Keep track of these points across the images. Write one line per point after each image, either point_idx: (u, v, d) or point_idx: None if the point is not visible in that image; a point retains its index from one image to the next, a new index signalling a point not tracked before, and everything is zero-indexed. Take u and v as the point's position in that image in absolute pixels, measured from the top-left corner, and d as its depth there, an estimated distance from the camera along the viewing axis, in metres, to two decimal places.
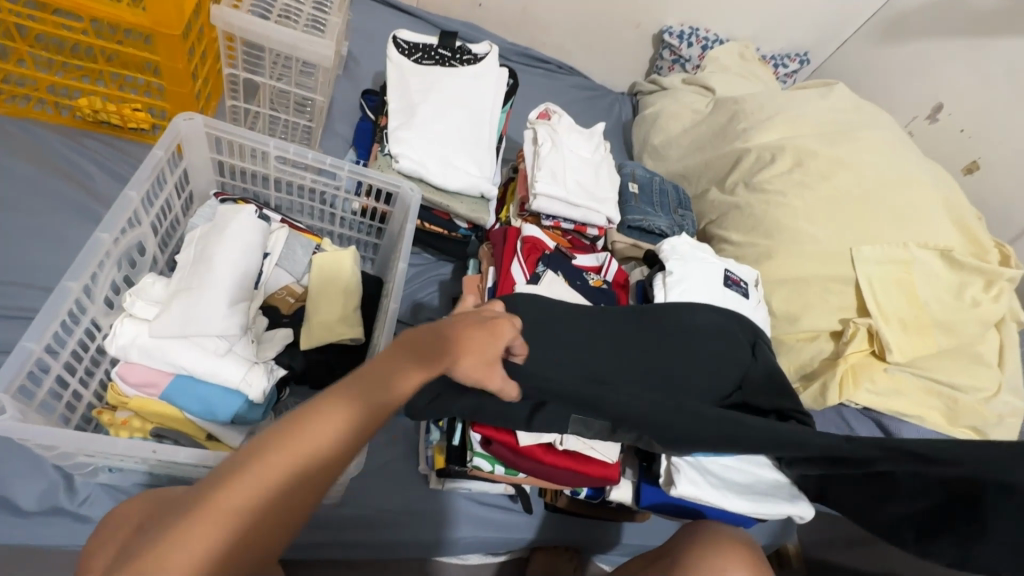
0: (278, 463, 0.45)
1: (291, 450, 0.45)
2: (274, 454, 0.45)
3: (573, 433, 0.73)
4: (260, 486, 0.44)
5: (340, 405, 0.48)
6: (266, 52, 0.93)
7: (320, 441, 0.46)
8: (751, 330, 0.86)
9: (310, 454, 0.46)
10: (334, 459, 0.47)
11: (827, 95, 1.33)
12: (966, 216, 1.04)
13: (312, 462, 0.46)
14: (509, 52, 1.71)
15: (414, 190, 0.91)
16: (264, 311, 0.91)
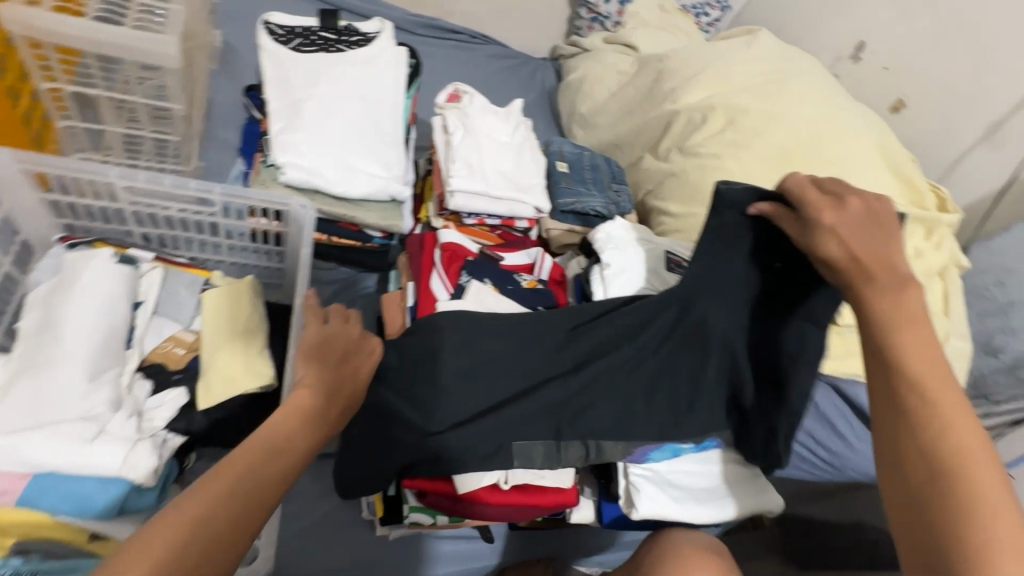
0: (238, 463, 0.42)
1: (244, 455, 0.43)
2: (231, 463, 0.42)
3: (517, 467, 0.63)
4: (224, 491, 0.40)
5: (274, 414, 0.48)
6: (92, 58, 0.75)
7: (271, 431, 0.46)
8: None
9: (264, 453, 0.44)
10: (287, 446, 0.46)
11: (751, 44, 1.26)
12: (900, 162, 1.01)
13: (265, 455, 0.44)
14: (413, 24, 1.55)
15: (306, 207, 0.77)
16: (146, 371, 0.76)
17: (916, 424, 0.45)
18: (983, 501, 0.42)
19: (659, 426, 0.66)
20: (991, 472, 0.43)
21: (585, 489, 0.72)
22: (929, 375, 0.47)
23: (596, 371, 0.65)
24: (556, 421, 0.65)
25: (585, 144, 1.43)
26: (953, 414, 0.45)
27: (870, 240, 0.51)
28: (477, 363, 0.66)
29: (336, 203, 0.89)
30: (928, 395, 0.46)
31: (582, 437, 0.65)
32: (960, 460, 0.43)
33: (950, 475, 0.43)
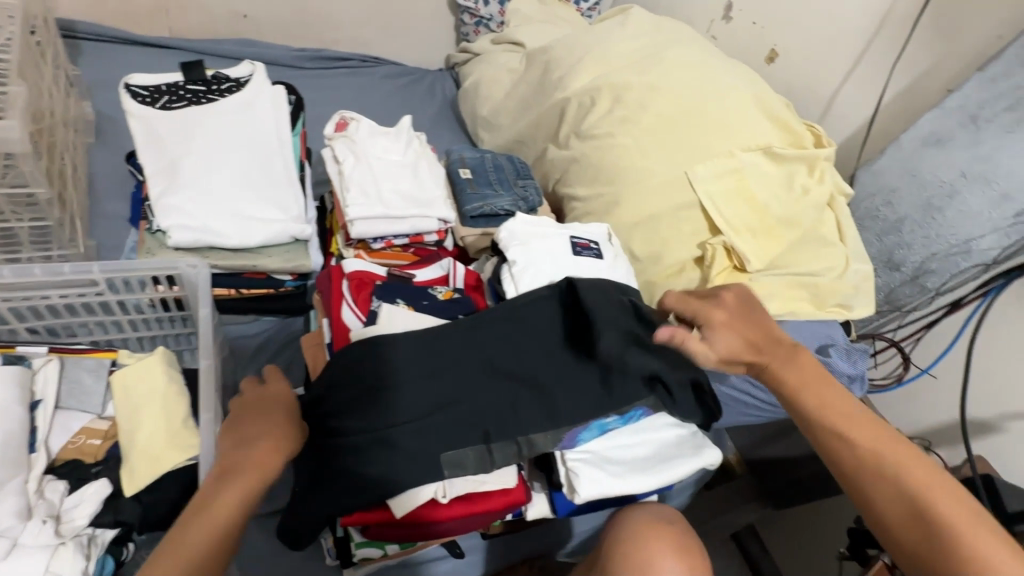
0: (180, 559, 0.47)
1: (187, 547, 0.48)
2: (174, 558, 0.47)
3: (450, 476, 0.65)
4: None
5: (220, 497, 0.52)
6: None
7: (216, 516, 0.50)
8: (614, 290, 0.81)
9: (206, 543, 0.49)
10: (229, 531, 0.51)
11: (625, 22, 1.30)
12: (775, 108, 1.06)
13: (212, 545, 0.49)
14: (299, 59, 1.52)
15: (196, 267, 0.75)
16: (61, 471, 0.72)
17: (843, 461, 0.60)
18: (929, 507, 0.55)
19: (585, 400, 0.69)
20: (899, 456, 0.58)
21: (533, 484, 0.74)
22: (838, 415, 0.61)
23: (508, 367, 0.70)
24: (482, 423, 0.67)
25: (493, 146, 1.44)
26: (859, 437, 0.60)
27: (740, 325, 0.66)
28: (392, 389, 0.67)
29: (235, 254, 0.87)
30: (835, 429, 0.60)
31: (512, 433, 0.67)
32: (881, 464, 0.58)
33: (885, 483, 0.57)
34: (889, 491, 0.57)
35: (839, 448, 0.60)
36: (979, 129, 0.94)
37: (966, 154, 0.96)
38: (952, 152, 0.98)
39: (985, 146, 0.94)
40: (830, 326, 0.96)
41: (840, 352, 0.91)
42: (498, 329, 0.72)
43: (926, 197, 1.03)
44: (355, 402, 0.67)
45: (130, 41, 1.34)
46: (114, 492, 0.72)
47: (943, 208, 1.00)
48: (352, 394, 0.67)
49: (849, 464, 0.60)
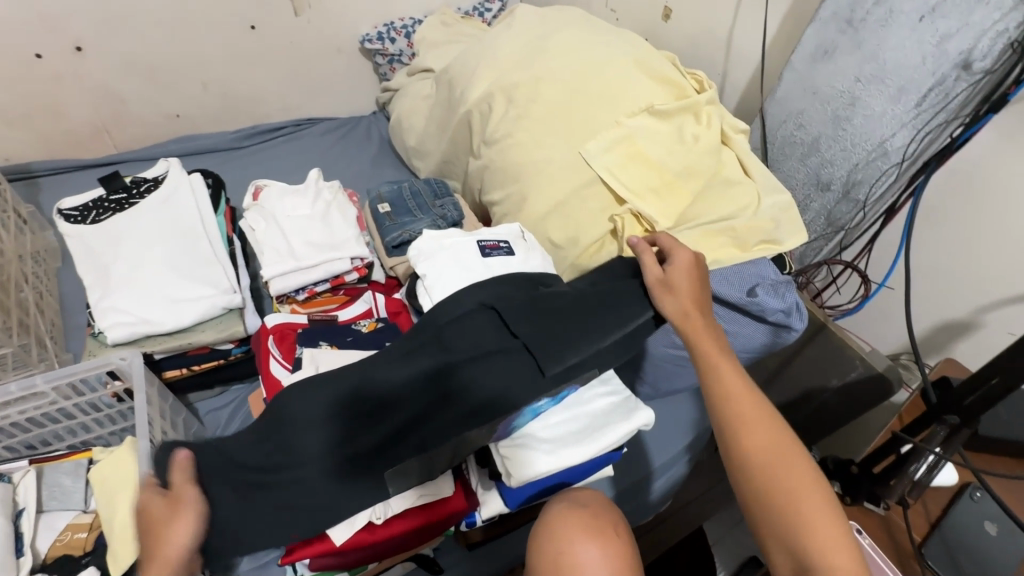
0: None
1: None
2: None
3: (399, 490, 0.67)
4: None
5: None
6: None
7: None
8: (528, 279, 0.84)
9: None
10: None
11: (511, 21, 1.32)
12: (657, 67, 1.07)
13: None
14: (237, 140, 1.62)
15: (126, 358, 0.82)
16: (54, 567, 0.79)
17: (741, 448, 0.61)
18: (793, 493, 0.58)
19: (528, 378, 0.71)
20: (805, 467, 0.60)
21: (475, 485, 0.77)
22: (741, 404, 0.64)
23: (493, 381, 0.69)
24: (442, 437, 0.67)
25: (427, 172, 1.49)
26: (766, 437, 0.61)
27: (687, 291, 0.75)
28: (376, 418, 0.65)
29: (175, 336, 0.94)
30: (745, 420, 0.62)
31: (459, 441, 0.69)
32: (775, 465, 0.60)
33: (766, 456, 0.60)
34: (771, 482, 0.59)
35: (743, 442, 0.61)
36: (858, 31, 0.91)
37: (853, 59, 0.93)
38: (841, 61, 0.95)
39: (868, 46, 0.91)
40: (759, 265, 0.94)
41: (767, 290, 0.91)
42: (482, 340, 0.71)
43: (831, 111, 0.99)
44: (329, 435, 0.63)
45: (80, 167, 1.46)
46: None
47: (850, 117, 0.96)
48: (335, 429, 0.64)
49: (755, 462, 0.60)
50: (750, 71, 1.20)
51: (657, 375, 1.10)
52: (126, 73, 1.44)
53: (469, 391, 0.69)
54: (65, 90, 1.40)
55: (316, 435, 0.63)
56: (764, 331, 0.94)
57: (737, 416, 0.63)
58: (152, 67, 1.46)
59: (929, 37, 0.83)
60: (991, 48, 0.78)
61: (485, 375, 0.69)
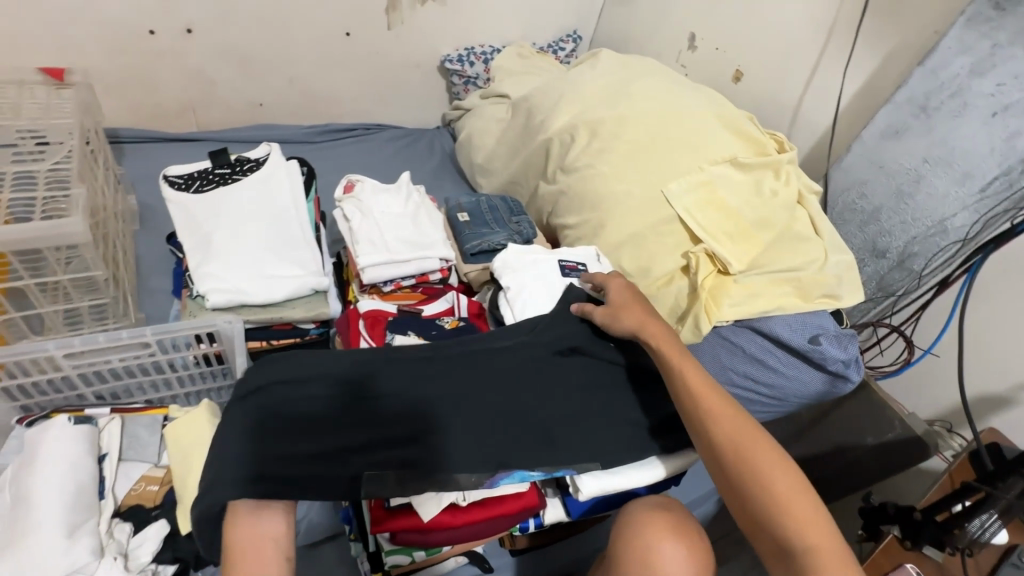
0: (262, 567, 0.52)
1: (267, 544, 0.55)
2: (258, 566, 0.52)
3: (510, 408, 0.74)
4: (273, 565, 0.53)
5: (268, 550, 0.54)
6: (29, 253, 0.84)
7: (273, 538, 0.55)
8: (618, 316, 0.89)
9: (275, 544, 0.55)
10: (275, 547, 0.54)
11: (596, 63, 1.41)
12: (738, 122, 1.16)
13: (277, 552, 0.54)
14: (311, 135, 1.69)
15: (232, 321, 0.86)
16: (125, 516, 0.80)
17: (720, 446, 0.63)
18: (764, 476, 0.60)
19: (582, 426, 0.76)
20: (770, 447, 0.62)
21: (546, 490, 0.80)
22: (731, 430, 0.63)
23: (576, 422, 0.76)
24: (533, 456, 0.72)
25: (491, 190, 1.55)
26: (737, 422, 0.64)
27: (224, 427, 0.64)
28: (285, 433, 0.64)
29: (267, 308, 0.99)
30: (718, 416, 0.65)
31: (561, 473, 0.73)
32: (745, 453, 0.62)
33: (753, 466, 0.61)
34: (759, 488, 0.60)
35: (710, 428, 0.64)
36: (930, 117, 1.00)
37: (924, 141, 1.02)
38: (910, 140, 1.04)
39: (939, 131, 1.00)
40: (820, 316, 1.00)
41: (831, 340, 0.97)
42: (531, 374, 0.78)
43: (896, 185, 1.07)
44: (242, 458, 0.59)
45: (164, 139, 1.52)
46: (172, 531, 0.80)
47: (914, 193, 1.05)
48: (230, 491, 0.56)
49: (725, 454, 0.62)
50: (816, 138, 1.28)
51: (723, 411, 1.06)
52: (224, 59, 1.52)
53: (410, 466, 0.66)
54: (165, 66, 1.47)
55: (236, 411, 0.65)
56: (821, 379, 0.99)
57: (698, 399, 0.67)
58: (247, 56, 1.54)
59: (999, 131, 0.93)
60: None
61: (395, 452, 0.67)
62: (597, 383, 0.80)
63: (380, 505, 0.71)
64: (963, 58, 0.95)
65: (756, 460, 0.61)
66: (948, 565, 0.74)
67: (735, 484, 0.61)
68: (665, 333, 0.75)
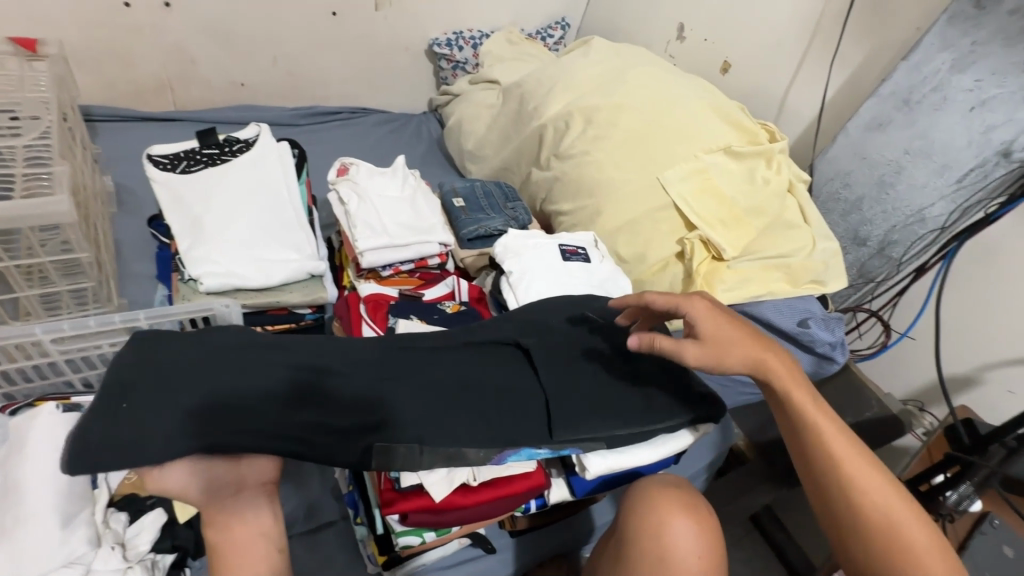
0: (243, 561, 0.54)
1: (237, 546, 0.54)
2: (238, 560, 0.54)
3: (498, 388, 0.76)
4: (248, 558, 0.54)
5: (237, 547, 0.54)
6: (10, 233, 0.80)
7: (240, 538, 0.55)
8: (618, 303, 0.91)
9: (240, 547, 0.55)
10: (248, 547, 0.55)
11: (589, 51, 1.41)
12: (730, 111, 1.18)
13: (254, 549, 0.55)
14: (295, 117, 1.64)
15: (230, 305, 0.84)
16: (118, 505, 0.78)
17: (834, 479, 0.61)
18: (891, 526, 0.58)
19: (580, 402, 0.76)
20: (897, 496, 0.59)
21: (552, 470, 0.81)
22: (856, 483, 0.60)
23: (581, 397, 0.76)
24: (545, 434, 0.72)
25: (481, 176, 1.54)
26: (861, 471, 0.60)
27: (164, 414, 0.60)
28: (232, 412, 0.62)
29: (263, 293, 0.96)
30: (844, 464, 0.61)
31: (567, 451, 0.74)
32: (871, 503, 0.59)
33: (882, 518, 0.59)
34: (887, 536, 0.58)
35: (836, 479, 0.61)
36: (912, 110, 1.05)
37: (906, 133, 1.06)
38: (893, 133, 1.08)
39: (921, 124, 1.04)
40: (806, 301, 1.05)
41: (818, 323, 1.01)
42: (517, 359, 0.80)
43: (878, 175, 1.12)
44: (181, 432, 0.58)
45: (140, 118, 1.46)
46: (169, 520, 0.78)
47: (896, 183, 1.10)
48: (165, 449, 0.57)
49: (852, 507, 0.60)
50: (801, 130, 1.32)
51: None
52: (204, 36, 1.46)
53: (387, 453, 0.66)
54: (141, 41, 1.41)
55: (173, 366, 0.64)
56: (808, 361, 1.03)
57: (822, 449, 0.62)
58: (228, 33, 1.48)
59: (977, 125, 0.98)
60: None
61: (372, 439, 0.67)
62: (590, 359, 0.81)
63: (391, 486, 0.71)
64: (945, 54, 0.99)
65: (883, 510, 0.59)
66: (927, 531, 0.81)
67: (861, 535, 0.59)
68: (785, 371, 0.66)
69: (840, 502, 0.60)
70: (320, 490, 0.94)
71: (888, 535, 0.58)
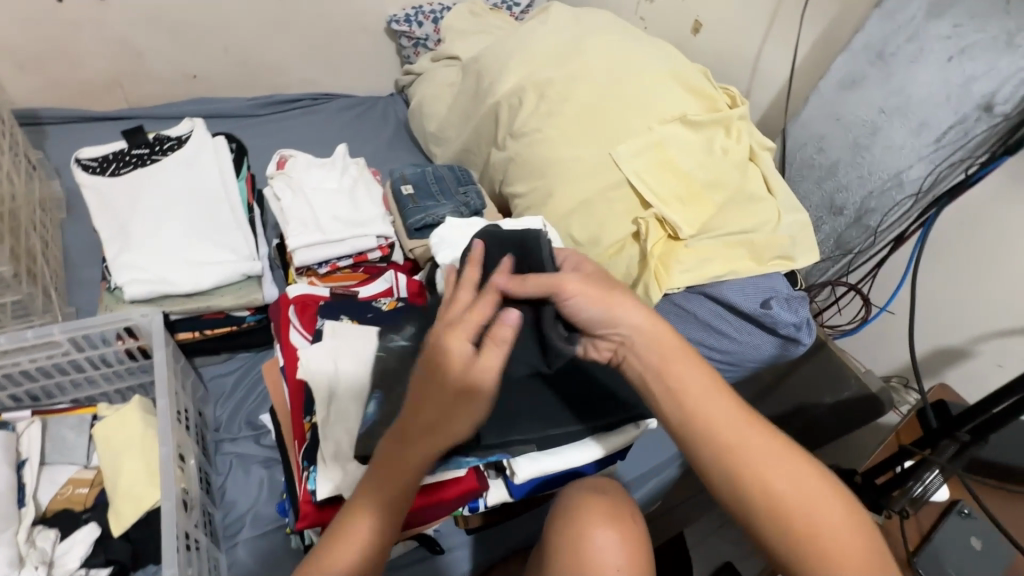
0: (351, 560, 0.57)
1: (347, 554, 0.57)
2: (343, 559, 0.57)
3: None
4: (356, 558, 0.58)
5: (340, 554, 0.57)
6: None
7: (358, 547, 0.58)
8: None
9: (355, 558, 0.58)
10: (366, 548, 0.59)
11: (547, 18, 1.32)
12: (690, 76, 1.10)
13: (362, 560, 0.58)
14: (253, 108, 1.58)
15: (148, 314, 0.81)
16: (52, 521, 0.78)
17: (742, 470, 0.55)
18: (796, 509, 0.53)
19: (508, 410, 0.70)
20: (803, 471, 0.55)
21: (488, 471, 0.77)
22: (748, 465, 0.55)
23: (517, 396, 0.71)
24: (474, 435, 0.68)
25: (444, 159, 1.47)
26: (758, 448, 0.56)
27: (469, 330, 0.53)
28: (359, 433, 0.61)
29: (193, 298, 0.93)
30: (732, 445, 0.56)
31: (496, 457, 0.70)
32: (774, 490, 0.54)
33: (773, 498, 0.54)
34: (788, 519, 0.53)
35: (733, 463, 0.55)
36: (887, 65, 0.95)
37: (881, 90, 0.97)
38: (867, 90, 0.99)
39: (897, 79, 0.95)
40: (772, 279, 0.98)
41: (781, 303, 0.95)
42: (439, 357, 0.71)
43: (853, 138, 1.03)
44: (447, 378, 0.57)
45: (90, 119, 1.42)
46: (104, 534, 0.78)
47: (871, 146, 1.01)
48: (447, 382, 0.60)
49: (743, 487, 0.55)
50: (775, 91, 1.23)
51: None
52: (148, 28, 1.41)
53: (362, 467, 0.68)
54: (81, 37, 1.36)
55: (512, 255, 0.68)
56: (774, 343, 0.97)
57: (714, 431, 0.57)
58: (172, 24, 1.42)
59: (956, 77, 0.89)
60: (1013, 94, 0.84)
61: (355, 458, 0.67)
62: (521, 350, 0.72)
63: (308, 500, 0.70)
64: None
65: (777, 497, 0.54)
66: (890, 527, 0.75)
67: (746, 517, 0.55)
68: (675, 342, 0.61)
69: (738, 494, 0.55)
70: (270, 496, 0.93)
71: (793, 520, 0.53)
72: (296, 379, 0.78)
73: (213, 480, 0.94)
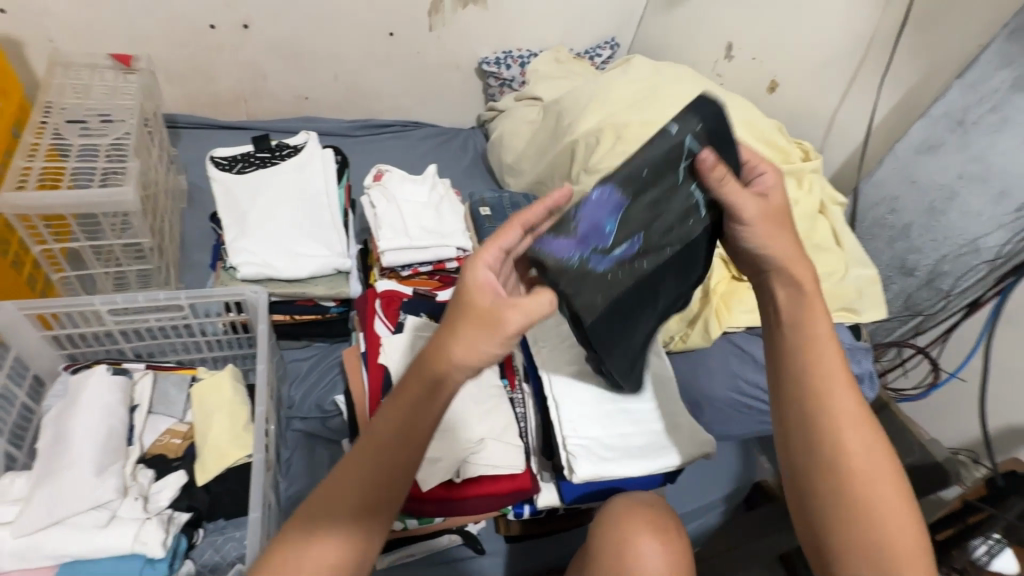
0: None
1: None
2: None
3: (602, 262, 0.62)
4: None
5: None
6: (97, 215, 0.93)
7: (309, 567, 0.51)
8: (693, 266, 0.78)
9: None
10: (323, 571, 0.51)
11: (629, 69, 1.42)
12: (764, 130, 1.15)
13: None
14: (351, 129, 1.76)
15: (258, 291, 0.92)
16: (149, 463, 0.87)
17: (842, 471, 0.58)
18: (877, 517, 0.56)
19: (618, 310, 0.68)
20: (894, 491, 0.58)
21: (542, 473, 0.83)
22: (850, 472, 0.58)
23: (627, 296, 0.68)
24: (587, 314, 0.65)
25: (518, 189, 1.57)
26: (870, 466, 0.58)
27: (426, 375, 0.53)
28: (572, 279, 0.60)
29: (290, 284, 1.05)
30: (851, 458, 0.58)
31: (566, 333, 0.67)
32: (867, 498, 0.57)
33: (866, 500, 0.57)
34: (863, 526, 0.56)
35: (842, 460, 0.58)
36: (967, 133, 0.97)
37: (960, 156, 0.99)
38: (945, 156, 1.01)
39: (977, 147, 0.97)
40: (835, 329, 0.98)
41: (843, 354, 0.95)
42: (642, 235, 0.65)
43: (928, 202, 1.04)
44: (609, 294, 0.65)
45: (215, 127, 1.63)
46: (189, 482, 0.87)
47: (947, 210, 1.02)
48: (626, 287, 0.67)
49: (846, 490, 0.58)
50: (850, 151, 1.25)
51: (732, 423, 1.03)
52: (275, 54, 1.62)
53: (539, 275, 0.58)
54: (221, 58, 1.58)
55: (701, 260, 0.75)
56: None
57: (830, 437, 0.59)
58: (296, 53, 1.64)
59: None
60: None
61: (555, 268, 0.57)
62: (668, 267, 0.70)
63: None
64: (1005, 72, 0.91)
65: (874, 504, 0.57)
66: None
67: (827, 525, 0.59)
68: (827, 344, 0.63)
69: (830, 493, 0.58)
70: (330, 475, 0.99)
71: (866, 519, 0.57)
72: (377, 362, 0.86)
73: (282, 452, 1.02)
